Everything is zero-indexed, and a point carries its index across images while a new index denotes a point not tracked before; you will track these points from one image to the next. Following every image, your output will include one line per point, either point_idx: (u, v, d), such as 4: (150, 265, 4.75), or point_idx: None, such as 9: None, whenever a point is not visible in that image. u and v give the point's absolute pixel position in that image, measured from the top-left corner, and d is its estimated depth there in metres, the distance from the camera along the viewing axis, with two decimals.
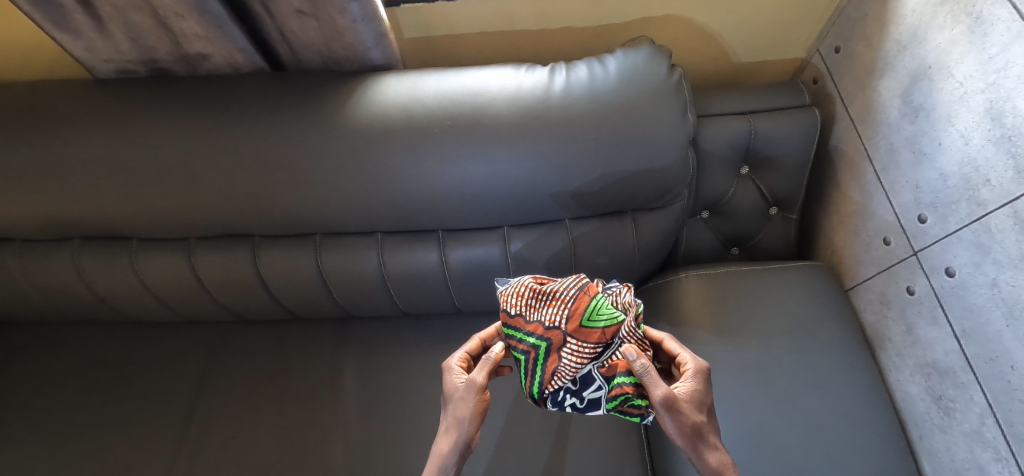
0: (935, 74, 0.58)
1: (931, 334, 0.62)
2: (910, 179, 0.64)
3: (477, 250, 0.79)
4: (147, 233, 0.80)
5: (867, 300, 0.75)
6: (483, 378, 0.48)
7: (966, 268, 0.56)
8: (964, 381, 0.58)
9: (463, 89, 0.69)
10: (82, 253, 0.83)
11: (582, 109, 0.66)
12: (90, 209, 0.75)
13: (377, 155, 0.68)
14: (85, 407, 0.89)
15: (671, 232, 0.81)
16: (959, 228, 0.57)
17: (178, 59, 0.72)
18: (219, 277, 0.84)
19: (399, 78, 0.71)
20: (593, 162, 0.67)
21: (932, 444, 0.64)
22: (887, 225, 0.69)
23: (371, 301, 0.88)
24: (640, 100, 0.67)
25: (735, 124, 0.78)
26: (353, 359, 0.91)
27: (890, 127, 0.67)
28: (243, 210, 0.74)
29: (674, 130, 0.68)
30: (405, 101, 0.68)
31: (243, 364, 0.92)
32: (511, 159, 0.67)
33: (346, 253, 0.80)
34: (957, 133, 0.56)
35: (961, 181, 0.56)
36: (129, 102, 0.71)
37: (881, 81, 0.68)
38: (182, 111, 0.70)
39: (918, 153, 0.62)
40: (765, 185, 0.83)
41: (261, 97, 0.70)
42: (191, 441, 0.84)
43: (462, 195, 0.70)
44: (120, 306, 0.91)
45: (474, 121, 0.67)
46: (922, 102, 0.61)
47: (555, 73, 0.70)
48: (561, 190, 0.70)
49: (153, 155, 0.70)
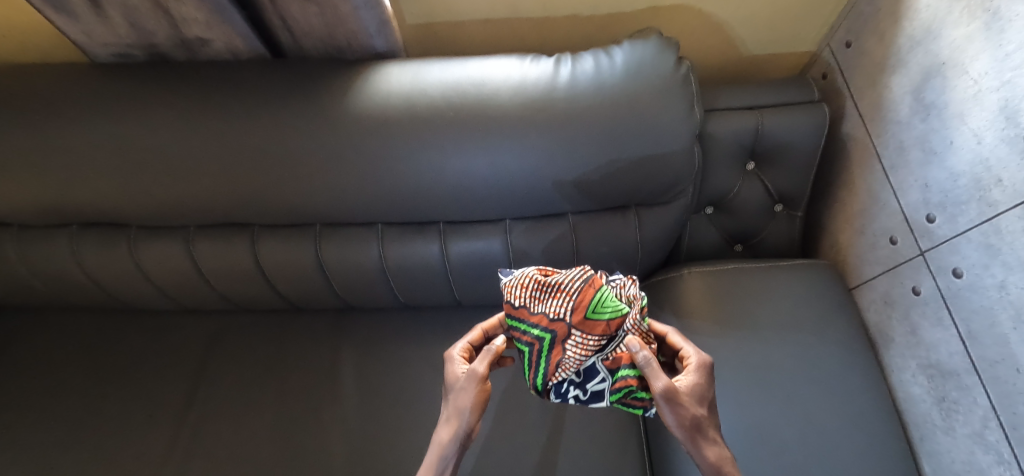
0: (949, 71, 0.57)
1: (935, 335, 0.62)
2: (918, 178, 0.63)
3: (477, 243, 0.78)
4: (145, 220, 0.79)
5: (871, 300, 0.74)
6: (484, 368, 0.48)
7: (974, 270, 0.56)
8: (968, 383, 0.57)
9: (467, 78, 0.68)
10: (80, 239, 0.83)
11: (587, 101, 0.65)
12: (87, 195, 0.74)
13: (379, 146, 0.67)
14: (84, 393, 0.89)
15: (673, 229, 0.80)
16: (968, 228, 0.56)
17: (176, 44, 0.71)
18: (218, 266, 0.83)
19: (402, 66, 0.70)
20: (597, 156, 0.66)
21: (933, 445, 0.63)
22: (894, 224, 0.68)
23: (372, 293, 0.88)
24: (646, 92, 0.66)
25: (741, 118, 0.77)
26: (352, 351, 0.91)
27: (900, 125, 0.66)
28: (242, 197, 0.73)
29: (679, 125, 0.67)
30: (407, 89, 0.67)
31: (242, 354, 0.92)
32: (513, 151, 0.66)
33: (347, 244, 0.80)
34: (969, 131, 0.55)
35: (972, 181, 0.55)
36: (125, 87, 0.70)
37: (892, 78, 0.67)
38: (180, 98, 0.69)
39: (928, 151, 0.61)
40: (770, 181, 0.82)
41: (261, 84, 0.69)
42: (189, 430, 0.84)
43: (463, 188, 0.70)
44: (119, 293, 0.91)
45: (477, 110, 0.66)
46: (934, 100, 0.60)
47: (560, 64, 0.68)
48: (564, 183, 0.69)
49: (151, 142, 0.69)
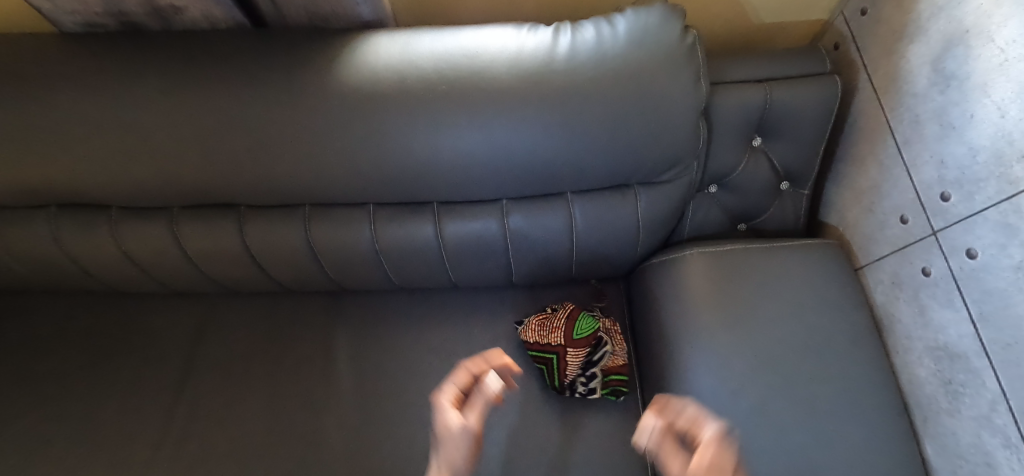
0: (973, 39, 0.53)
1: (944, 317, 0.60)
2: (934, 154, 0.60)
3: (473, 224, 0.75)
4: (126, 202, 0.76)
5: (878, 280, 0.72)
6: (477, 424, 0.52)
7: (990, 250, 0.53)
8: (978, 366, 0.56)
9: (460, 49, 0.64)
10: (60, 221, 0.79)
11: (588, 73, 0.62)
12: (63, 176, 0.71)
13: (368, 122, 0.63)
14: (74, 378, 0.87)
15: (675, 209, 0.77)
16: (985, 207, 0.54)
17: (148, 12, 0.66)
18: (205, 249, 0.80)
19: (391, 36, 0.66)
20: (598, 132, 0.63)
21: (937, 428, 0.63)
22: (905, 202, 0.66)
23: (365, 275, 0.85)
24: (651, 63, 0.62)
25: (749, 92, 0.73)
26: (347, 334, 0.89)
27: (917, 98, 0.62)
28: (226, 177, 0.70)
29: (685, 99, 0.64)
30: (397, 61, 0.63)
31: (234, 337, 0.90)
32: (510, 127, 0.63)
33: (337, 226, 0.77)
34: (991, 104, 0.52)
35: (992, 157, 0.52)
36: (96, 59, 0.65)
37: (910, 47, 0.63)
38: (154, 71, 0.65)
39: (946, 125, 0.58)
40: (777, 158, 0.79)
41: (241, 56, 0.65)
42: (183, 414, 0.83)
43: (457, 167, 0.66)
44: (104, 277, 0.88)
45: (471, 83, 0.62)
46: (955, 70, 0.56)
47: (559, 34, 0.64)
48: (564, 161, 0.66)
49: (127, 118, 0.65)
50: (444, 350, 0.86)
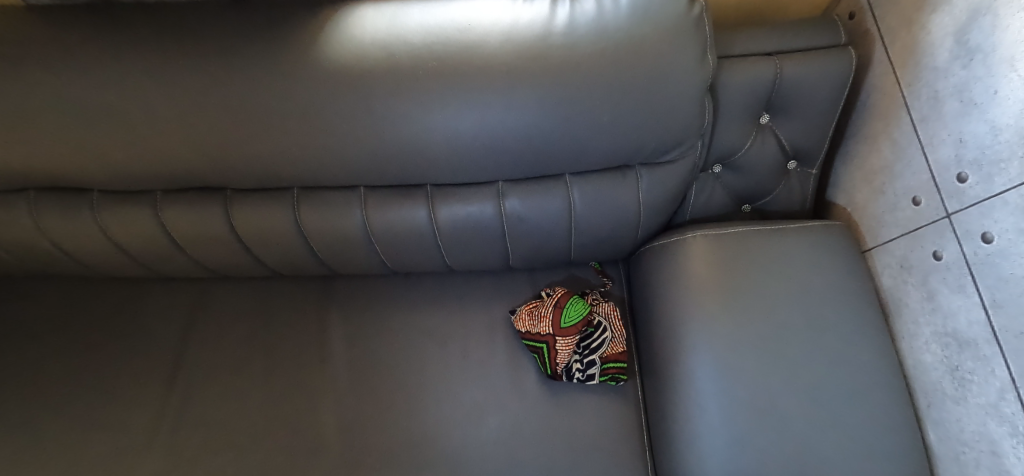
0: (1001, 8, 0.49)
1: (955, 302, 0.59)
2: (953, 132, 0.57)
3: (468, 207, 0.73)
4: (107, 185, 0.73)
5: (886, 263, 0.70)
6: None
7: (1007, 235, 0.51)
8: (987, 354, 0.55)
9: (451, 23, 0.60)
10: (39, 205, 0.76)
11: (587, 48, 0.58)
12: (37, 159, 0.68)
13: (355, 101, 0.60)
14: (65, 364, 0.86)
15: (678, 190, 0.74)
16: (1005, 190, 0.51)
17: None
18: (191, 233, 0.78)
19: (377, 9, 0.62)
20: (598, 111, 0.60)
21: (941, 414, 0.62)
22: (919, 183, 0.63)
23: (359, 260, 0.83)
24: (654, 37, 0.58)
25: (758, 66, 0.69)
26: (342, 319, 0.88)
27: (937, 72, 0.59)
28: (209, 160, 0.67)
29: (689, 76, 0.60)
30: (383, 35, 0.59)
31: (227, 323, 0.89)
32: (504, 106, 0.59)
33: (328, 210, 0.74)
34: (1018, 79, 0.48)
35: (1015, 137, 0.49)
36: (60, 34, 0.61)
37: (933, 17, 0.59)
38: (124, 47, 0.60)
39: (967, 102, 0.55)
40: (785, 136, 0.76)
41: (216, 30, 0.60)
42: (178, 400, 0.82)
43: (450, 148, 0.63)
44: (91, 262, 0.86)
45: (463, 59, 0.58)
46: (980, 43, 0.52)
47: (557, 5, 0.60)
48: (561, 142, 0.63)
49: (98, 98, 0.61)
50: (440, 335, 0.85)
